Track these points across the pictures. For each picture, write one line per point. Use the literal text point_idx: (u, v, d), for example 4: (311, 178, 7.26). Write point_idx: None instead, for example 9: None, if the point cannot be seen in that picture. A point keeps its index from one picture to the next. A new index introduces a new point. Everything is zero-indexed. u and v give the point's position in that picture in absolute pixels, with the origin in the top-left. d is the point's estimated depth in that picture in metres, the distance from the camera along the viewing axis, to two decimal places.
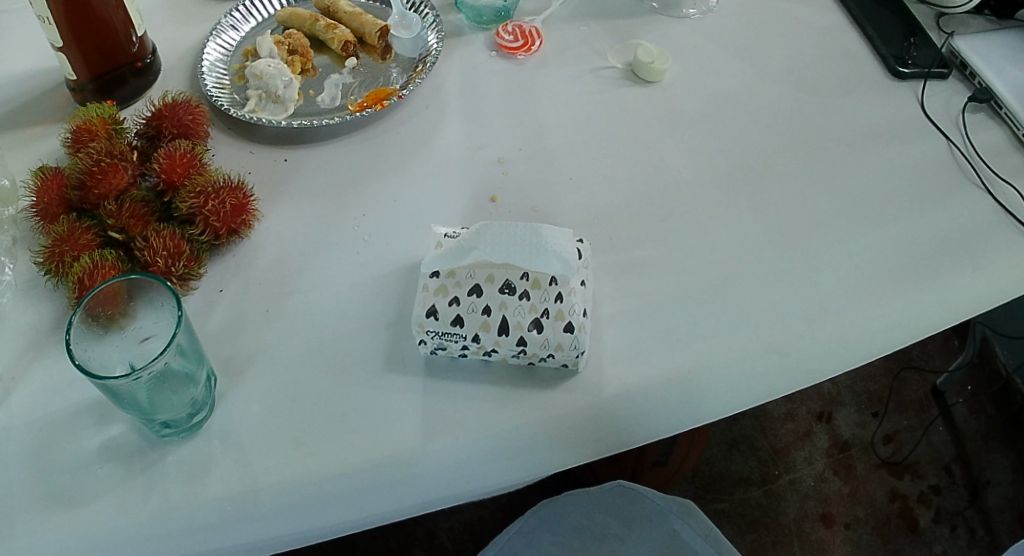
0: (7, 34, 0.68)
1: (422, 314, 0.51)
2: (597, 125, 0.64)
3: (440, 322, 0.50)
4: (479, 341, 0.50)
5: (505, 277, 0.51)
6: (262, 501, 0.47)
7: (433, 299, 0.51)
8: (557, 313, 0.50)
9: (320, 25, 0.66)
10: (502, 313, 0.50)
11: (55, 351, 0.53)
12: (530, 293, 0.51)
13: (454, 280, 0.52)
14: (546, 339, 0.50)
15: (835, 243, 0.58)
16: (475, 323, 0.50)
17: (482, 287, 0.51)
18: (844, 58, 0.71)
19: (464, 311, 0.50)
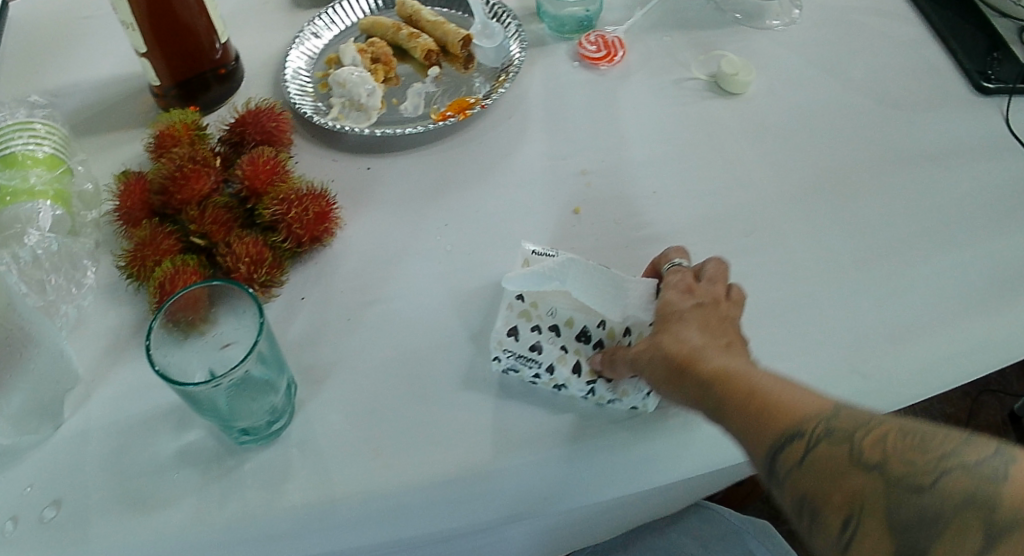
0: (94, 39, 0.69)
1: (503, 333, 0.49)
2: (679, 137, 0.62)
3: (519, 345, 0.49)
4: (554, 370, 0.48)
5: (583, 323, 0.50)
6: (339, 514, 0.46)
7: (516, 320, 0.50)
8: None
9: (403, 34, 0.65)
10: (579, 356, 0.49)
11: (135, 354, 0.53)
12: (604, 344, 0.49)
13: (538, 308, 0.50)
14: (615, 385, 0.48)
15: (933, 264, 0.55)
16: (553, 353, 0.48)
17: (563, 324, 0.50)
18: (934, 72, 0.68)
19: (545, 340, 0.49)
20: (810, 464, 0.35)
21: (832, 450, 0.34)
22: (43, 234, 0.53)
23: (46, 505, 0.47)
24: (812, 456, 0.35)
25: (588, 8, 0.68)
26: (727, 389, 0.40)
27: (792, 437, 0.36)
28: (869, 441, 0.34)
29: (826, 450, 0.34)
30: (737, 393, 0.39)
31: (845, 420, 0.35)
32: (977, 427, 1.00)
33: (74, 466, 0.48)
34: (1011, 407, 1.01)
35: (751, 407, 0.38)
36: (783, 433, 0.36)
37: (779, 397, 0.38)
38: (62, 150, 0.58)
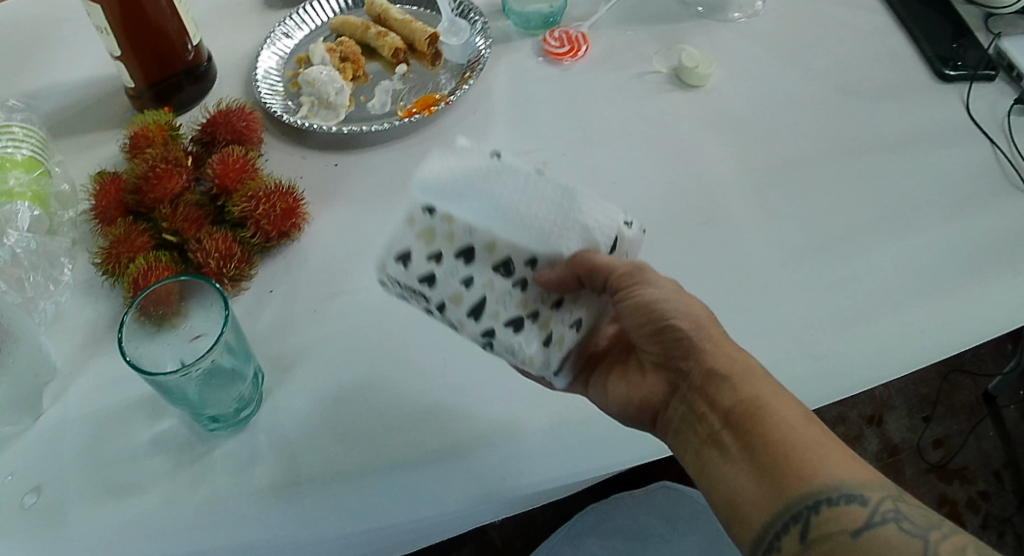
0: (71, 42, 0.70)
1: (393, 254, 0.46)
2: (640, 129, 0.64)
3: (410, 273, 0.45)
4: (448, 309, 0.46)
5: (507, 253, 0.44)
6: (305, 494, 0.48)
7: (412, 240, 0.45)
8: (542, 321, 0.46)
9: (371, 33, 0.67)
10: (484, 291, 0.45)
11: (111, 347, 0.55)
12: (527, 285, 0.45)
13: (445, 232, 0.44)
14: (520, 350, 0.45)
15: (880, 249, 0.57)
16: (449, 289, 0.45)
17: (473, 253, 0.45)
18: (894, 59, 0.69)
19: (440, 273, 0.45)
20: (861, 536, 0.37)
21: (897, 534, 0.37)
22: (21, 234, 0.55)
23: (26, 492, 0.49)
24: (872, 530, 0.37)
25: (553, 4, 0.70)
26: (769, 398, 0.41)
27: (844, 497, 0.38)
28: (943, 547, 0.36)
29: (890, 532, 0.37)
30: (770, 423, 0.40)
31: (914, 512, 0.38)
32: (950, 407, 1.02)
33: (54, 454, 0.51)
34: (985, 387, 1.03)
35: (795, 431, 0.40)
36: (815, 491, 0.38)
37: (813, 445, 0.39)
38: (39, 152, 0.60)
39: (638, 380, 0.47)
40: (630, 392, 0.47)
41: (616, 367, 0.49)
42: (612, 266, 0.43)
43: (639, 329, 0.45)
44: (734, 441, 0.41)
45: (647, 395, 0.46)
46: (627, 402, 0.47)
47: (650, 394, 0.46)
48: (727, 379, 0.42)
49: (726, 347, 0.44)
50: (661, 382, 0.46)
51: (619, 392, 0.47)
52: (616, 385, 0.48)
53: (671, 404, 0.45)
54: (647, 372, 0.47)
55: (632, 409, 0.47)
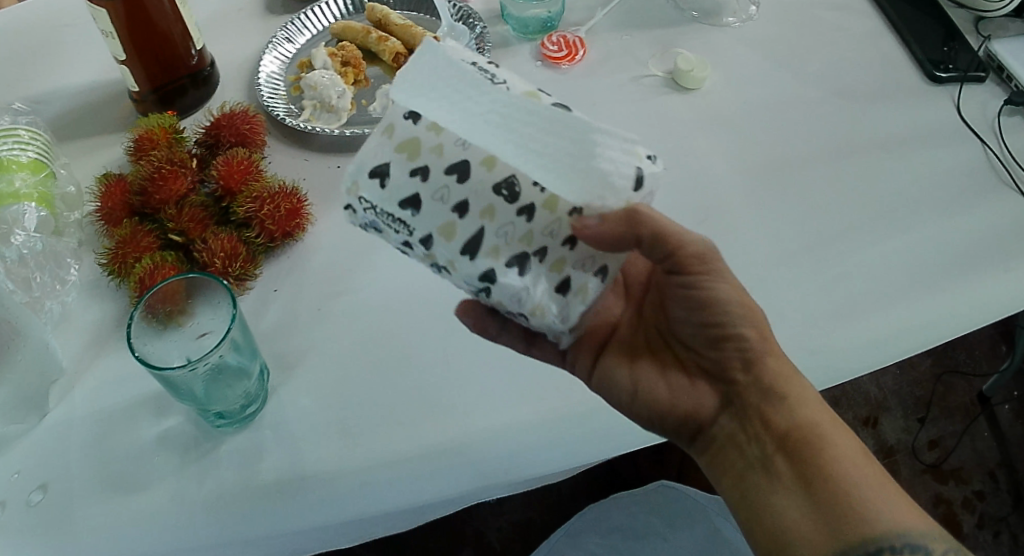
0: (73, 47, 0.71)
1: (367, 170, 0.39)
2: (638, 131, 0.65)
3: (387, 194, 0.38)
4: (433, 242, 0.39)
5: (510, 172, 0.38)
6: (310, 489, 0.49)
7: (393, 153, 0.39)
8: (552, 261, 0.39)
9: (372, 38, 0.68)
10: (482, 223, 0.38)
11: (116, 346, 0.55)
12: (534, 212, 0.38)
13: (434, 144, 0.38)
14: (527, 299, 0.39)
15: (874, 247, 0.59)
16: (437, 218, 0.38)
17: (467, 170, 0.38)
18: (886, 62, 0.70)
19: (426, 197, 0.38)
20: None
21: None
22: (28, 235, 0.56)
23: (33, 489, 0.50)
24: None
25: (550, 9, 0.70)
26: (829, 433, 0.44)
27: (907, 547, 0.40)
28: None
29: None
30: (826, 453, 0.43)
31: None
32: (945, 408, 1.03)
33: (60, 451, 0.51)
34: (980, 387, 1.04)
35: (857, 469, 0.42)
36: (880, 538, 0.40)
37: (868, 482, 0.42)
38: (44, 154, 0.60)
39: (682, 385, 0.48)
40: (672, 400, 0.48)
41: (658, 368, 0.49)
42: (661, 225, 0.39)
43: (700, 332, 0.47)
44: (788, 466, 0.43)
45: (693, 405, 0.47)
46: (668, 409, 0.48)
47: (697, 405, 0.47)
48: (786, 401, 0.44)
49: (785, 367, 0.45)
50: (709, 393, 0.47)
51: (662, 396, 0.48)
52: (658, 388, 0.48)
53: (719, 418, 0.47)
54: (693, 380, 0.48)
55: (670, 416, 0.48)
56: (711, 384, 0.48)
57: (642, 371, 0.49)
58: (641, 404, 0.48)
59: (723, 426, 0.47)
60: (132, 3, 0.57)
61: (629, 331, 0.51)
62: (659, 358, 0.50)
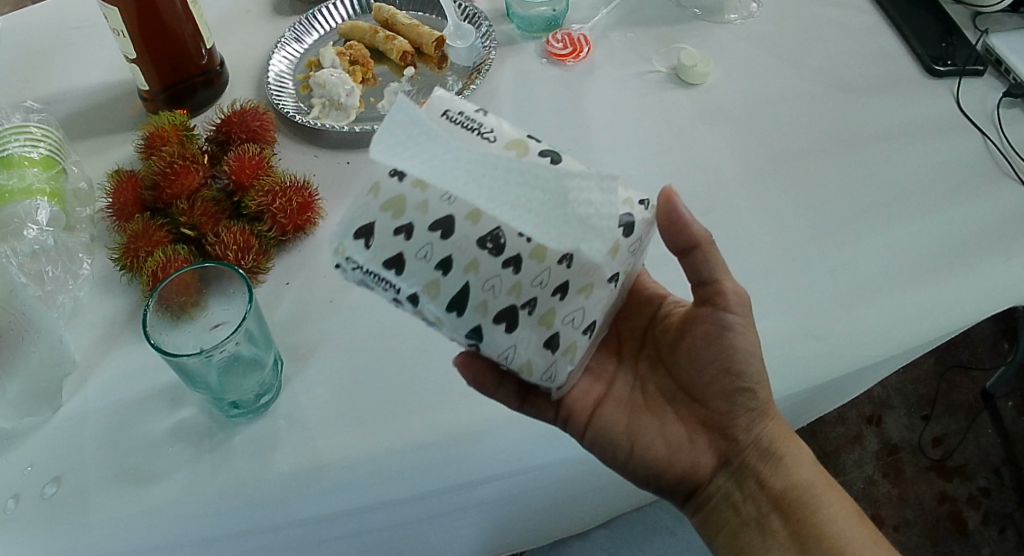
0: (81, 48, 0.72)
1: (351, 231, 0.38)
2: (643, 126, 0.66)
3: (370, 255, 0.38)
4: (420, 299, 0.38)
5: (496, 225, 0.38)
6: (324, 477, 0.49)
7: (375, 212, 0.38)
8: (542, 312, 0.38)
9: (380, 37, 0.68)
10: (468, 278, 0.38)
11: (129, 339, 0.55)
12: (523, 262, 0.38)
13: (418, 199, 0.38)
14: (517, 355, 0.38)
15: (879, 236, 0.59)
16: (422, 276, 0.38)
17: (452, 225, 0.38)
18: (887, 57, 0.71)
19: (411, 255, 0.38)
20: None
21: None
22: (41, 229, 0.56)
23: (46, 482, 0.50)
24: None
25: (555, 8, 0.71)
26: (820, 490, 0.46)
27: None
28: None
29: None
30: (822, 512, 0.45)
31: None
32: (949, 406, 1.03)
33: (73, 445, 0.51)
34: (983, 385, 1.04)
35: (844, 527, 0.45)
36: None
37: (859, 540, 0.44)
38: (56, 152, 0.61)
39: (681, 444, 0.48)
40: (670, 458, 0.48)
41: (658, 423, 0.48)
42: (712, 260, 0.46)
43: (711, 386, 0.47)
44: (784, 526, 0.45)
45: (693, 464, 0.48)
46: (668, 466, 0.48)
47: (696, 463, 0.48)
48: (783, 462, 0.46)
49: (784, 428, 0.48)
50: (708, 452, 0.48)
51: (661, 454, 0.47)
52: (660, 449, 0.47)
53: (715, 478, 0.48)
54: (693, 439, 0.48)
55: (668, 475, 0.48)
56: (711, 443, 0.48)
57: (643, 428, 0.48)
58: (639, 463, 0.48)
59: (718, 485, 0.48)
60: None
61: (625, 386, 0.50)
62: (656, 412, 0.49)
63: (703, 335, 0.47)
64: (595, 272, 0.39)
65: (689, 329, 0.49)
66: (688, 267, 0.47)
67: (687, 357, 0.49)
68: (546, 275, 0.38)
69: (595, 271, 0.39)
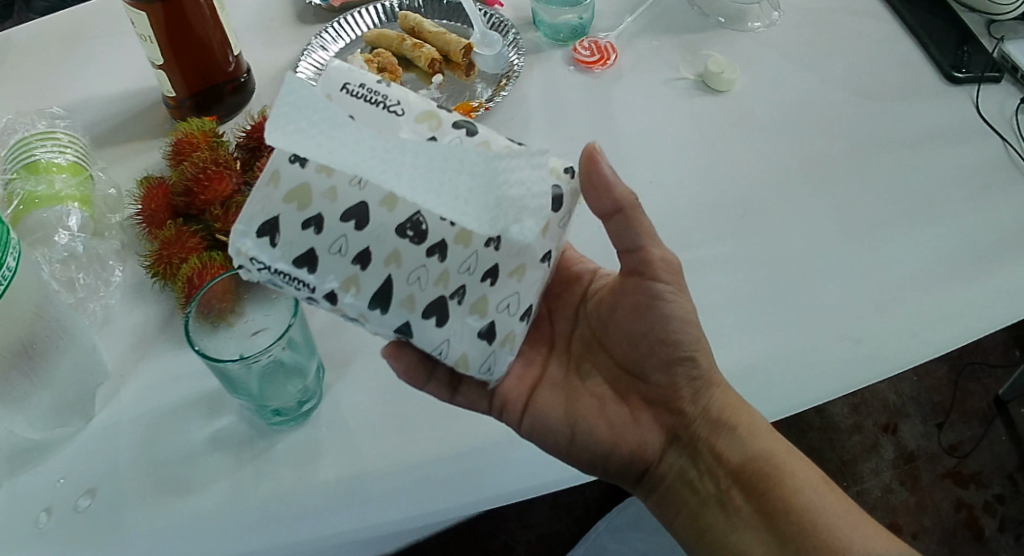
0: (103, 56, 0.71)
1: (256, 228, 0.40)
2: (670, 132, 0.66)
3: (278, 253, 0.40)
4: (339, 295, 0.40)
5: (412, 211, 0.40)
6: (369, 484, 0.48)
7: (280, 205, 0.40)
8: (471, 296, 0.40)
9: (407, 45, 0.67)
10: (388, 270, 0.40)
11: (161, 348, 0.54)
12: (448, 248, 0.40)
13: (325, 189, 0.40)
14: (449, 349, 0.40)
15: (909, 238, 0.60)
16: (339, 270, 0.40)
17: (365, 213, 0.40)
18: (907, 65, 0.72)
19: (324, 249, 0.40)
20: None
21: None
22: (71, 234, 0.56)
23: (80, 494, 0.49)
24: None
25: (581, 16, 0.71)
26: (776, 457, 0.47)
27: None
28: None
29: None
30: (787, 482, 0.45)
31: None
32: (963, 413, 1.04)
33: (107, 456, 0.50)
34: (996, 393, 1.05)
35: (805, 493, 0.45)
36: None
37: (826, 504, 0.45)
38: (82, 158, 0.60)
39: (626, 425, 0.49)
40: (617, 439, 0.48)
41: (599, 403, 0.49)
42: (642, 224, 0.46)
43: (653, 358, 0.48)
44: (745, 501, 0.46)
45: (643, 443, 0.49)
46: (614, 448, 0.48)
47: (645, 443, 0.49)
48: (738, 432, 0.47)
49: (733, 398, 0.48)
50: (656, 431, 0.49)
51: (606, 437, 0.48)
52: (605, 431, 0.48)
53: (666, 457, 0.49)
54: (637, 417, 0.49)
55: (617, 456, 0.48)
56: (658, 421, 0.49)
57: (584, 411, 0.49)
58: (583, 448, 0.48)
59: (671, 463, 0.49)
60: (170, 5, 0.58)
61: (560, 369, 0.51)
62: (595, 394, 0.50)
63: (639, 305, 0.48)
64: (523, 254, 0.41)
65: (619, 303, 0.49)
66: (614, 233, 0.47)
67: (622, 333, 0.49)
68: (473, 260, 0.41)
69: (526, 254, 0.41)
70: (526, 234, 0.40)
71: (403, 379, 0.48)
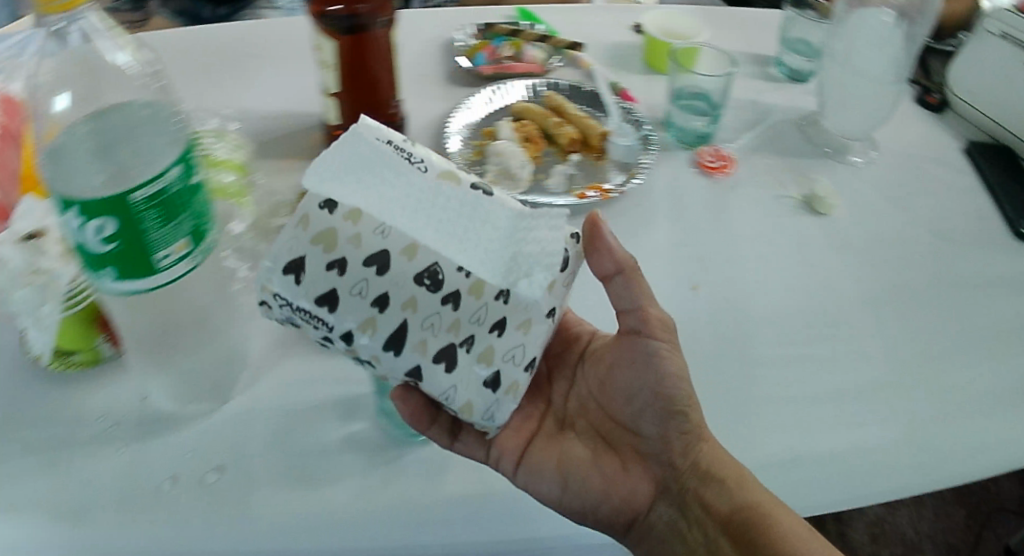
0: (277, 77, 0.78)
1: (283, 266, 0.45)
2: (776, 238, 0.71)
3: (302, 291, 0.45)
4: (355, 336, 0.46)
5: (433, 261, 0.46)
6: (490, 504, 0.51)
7: (308, 245, 0.45)
8: (479, 343, 0.46)
9: (551, 121, 0.70)
10: (406, 314, 0.45)
11: (303, 351, 0.59)
12: (461, 297, 0.46)
13: (354, 233, 0.46)
14: (456, 395, 0.46)
15: (992, 364, 0.63)
16: (359, 311, 0.45)
17: (387, 260, 0.45)
18: (987, 218, 0.79)
19: (346, 290, 0.45)
20: None
21: None
22: (239, 229, 0.61)
23: (209, 469, 0.52)
24: None
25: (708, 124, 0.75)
26: (768, 507, 0.50)
27: None
28: None
29: None
30: (774, 530, 0.48)
31: None
32: None
33: (241, 438, 0.54)
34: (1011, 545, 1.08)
35: (793, 541, 0.48)
36: None
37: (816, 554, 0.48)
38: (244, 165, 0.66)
39: (617, 476, 0.53)
40: (608, 490, 0.53)
41: (590, 457, 0.54)
42: (644, 288, 0.52)
43: (647, 411, 0.53)
44: (732, 548, 0.49)
45: (633, 495, 0.53)
46: (605, 499, 0.52)
47: (635, 493, 0.53)
48: (726, 483, 0.50)
49: (721, 451, 0.51)
50: (645, 482, 0.54)
51: (598, 487, 0.52)
52: (595, 483, 0.52)
53: (655, 507, 0.53)
54: (629, 471, 0.54)
55: (609, 506, 0.53)
56: (648, 473, 0.54)
57: (574, 463, 0.53)
58: (575, 497, 0.52)
59: (660, 514, 0.53)
60: (355, 40, 0.63)
61: (554, 425, 0.56)
62: (588, 447, 0.55)
63: (638, 360, 0.53)
64: (531, 309, 0.47)
65: (615, 360, 0.55)
66: (617, 295, 0.53)
67: (618, 389, 0.55)
68: (481, 310, 0.46)
69: (534, 309, 0.47)
70: (534, 288, 0.46)
71: (407, 423, 0.50)
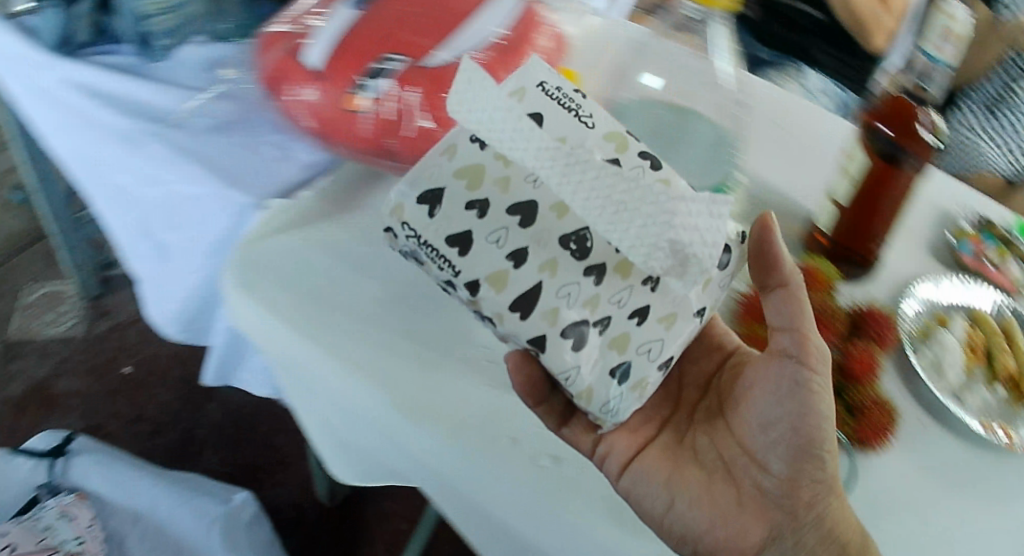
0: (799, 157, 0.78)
1: (415, 199, 0.47)
2: None
3: (427, 226, 0.46)
4: (479, 286, 0.46)
5: (569, 227, 0.46)
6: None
7: (449, 184, 0.47)
8: (609, 329, 0.45)
9: (1000, 348, 0.66)
10: (540, 277, 0.45)
11: None
12: (609, 277, 0.46)
13: (485, 181, 0.47)
14: (577, 377, 0.44)
15: None
16: (488, 265, 0.45)
17: (529, 211, 0.46)
18: None
19: (480, 235, 0.46)
20: None
21: None
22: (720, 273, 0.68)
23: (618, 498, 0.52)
24: None
25: None
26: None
27: None
28: None
29: None
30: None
31: None
32: None
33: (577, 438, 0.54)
34: None
35: None
36: None
37: None
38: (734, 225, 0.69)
39: (726, 513, 0.51)
40: (712, 524, 0.51)
41: (703, 481, 0.52)
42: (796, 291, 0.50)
43: (781, 447, 0.50)
44: None
45: (745, 538, 0.51)
46: (710, 531, 0.51)
47: (747, 535, 0.51)
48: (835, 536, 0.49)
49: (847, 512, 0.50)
50: (760, 525, 0.51)
51: (708, 520, 0.51)
52: (702, 509, 0.51)
53: None
54: (743, 508, 0.51)
55: (711, 538, 0.51)
56: (761, 516, 0.51)
57: (687, 483, 0.52)
58: (679, 518, 0.50)
59: None
60: (884, 172, 0.63)
61: (669, 432, 0.55)
62: (704, 467, 0.53)
63: (782, 388, 0.50)
64: (682, 306, 0.46)
65: (753, 376, 0.52)
66: (773, 309, 0.51)
67: (747, 410, 0.53)
68: (625, 293, 0.45)
69: (681, 305, 0.46)
70: (684, 287, 0.45)
71: (518, 394, 0.51)
